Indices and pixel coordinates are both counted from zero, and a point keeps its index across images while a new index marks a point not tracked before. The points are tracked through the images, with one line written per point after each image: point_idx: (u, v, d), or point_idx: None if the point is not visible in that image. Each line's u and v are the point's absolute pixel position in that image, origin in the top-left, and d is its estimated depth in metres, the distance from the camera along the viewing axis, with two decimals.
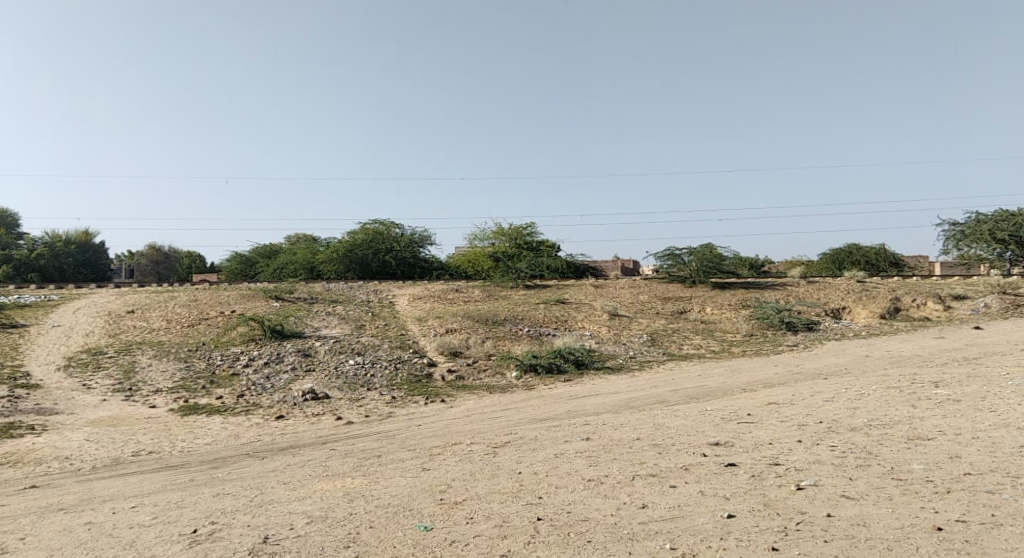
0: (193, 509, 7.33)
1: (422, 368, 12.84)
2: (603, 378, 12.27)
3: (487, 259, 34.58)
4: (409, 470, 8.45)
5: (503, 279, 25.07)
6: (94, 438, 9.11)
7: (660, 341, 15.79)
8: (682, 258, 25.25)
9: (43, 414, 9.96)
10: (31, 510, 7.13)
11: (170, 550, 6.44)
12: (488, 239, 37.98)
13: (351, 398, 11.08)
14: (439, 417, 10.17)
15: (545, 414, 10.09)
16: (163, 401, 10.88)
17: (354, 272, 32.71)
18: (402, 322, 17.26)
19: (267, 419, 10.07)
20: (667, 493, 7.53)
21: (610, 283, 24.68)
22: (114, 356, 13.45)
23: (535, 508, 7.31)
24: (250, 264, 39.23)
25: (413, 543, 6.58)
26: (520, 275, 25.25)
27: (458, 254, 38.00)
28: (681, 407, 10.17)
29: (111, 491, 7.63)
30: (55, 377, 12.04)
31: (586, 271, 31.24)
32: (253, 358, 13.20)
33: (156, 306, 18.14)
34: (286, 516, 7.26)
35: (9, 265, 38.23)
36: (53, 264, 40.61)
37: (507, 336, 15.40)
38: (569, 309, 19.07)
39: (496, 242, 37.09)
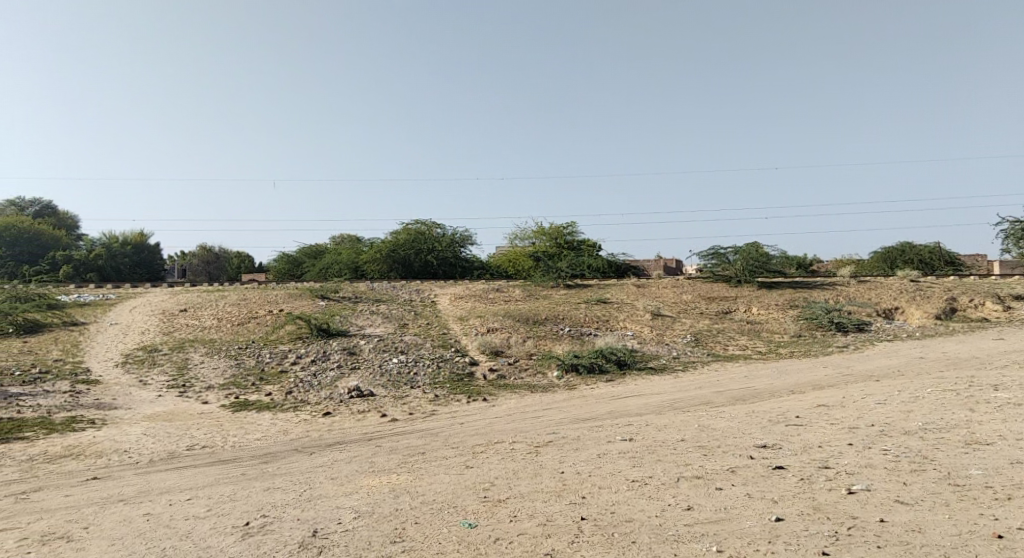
0: (245, 502, 7.54)
1: (463, 367, 12.93)
2: (646, 378, 12.16)
3: (527, 259, 34.51)
4: (453, 468, 8.52)
5: (544, 278, 25.09)
6: (151, 432, 9.42)
7: (704, 341, 15.59)
8: (726, 258, 24.91)
9: (102, 409, 10.34)
10: (94, 500, 7.43)
11: (224, 542, 6.63)
12: (528, 238, 37.91)
13: (395, 396, 11.21)
14: (482, 416, 10.23)
15: (588, 414, 10.06)
16: (214, 397, 11.18)
17: (396, 271, 33.14)
18: (443, 321, 17.40)
19: (314, 416, 10.25)
20: (713, 496, 7.44)
21: (653, 283, 24.41)
22: (168, 353, 13.89)
23: (579, 508, 7.30)
24: (296, 264, 40.01)
25: (458, 540, 6.64)
26: (561, 275, 25.23)
27: (499, 254, 38.07)
28: (727, 409, 10.03)
29: (167, 484, 7.89)
30: (114, 373, 12.49)
31: (628, 271, 30.97)
32: (300, 356, 13.48)
33: (207, 304, 18.65)
34: (334, 510, 7.40)
35: (69, 265, 39.93)
36: (110, 264, 42.20)
37: (549, 336, 15.38)
38: (610, 309, 18.96)
39: (536, 242, 36.98)
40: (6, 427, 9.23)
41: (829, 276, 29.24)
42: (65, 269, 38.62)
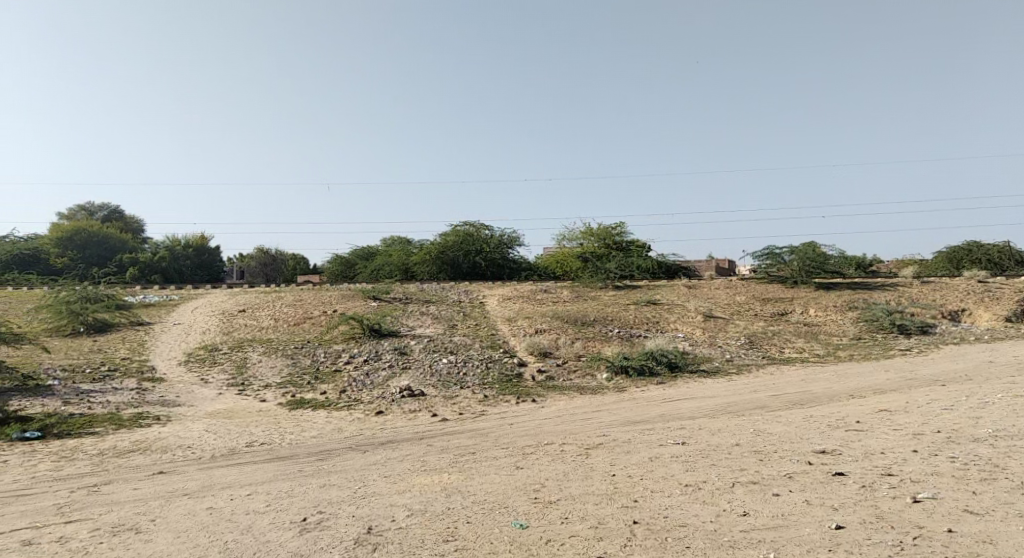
0: (302, 498, 7.71)
1: (512, 368, 12.98)
2: (699, 381, 11.99)
3: (575, 259, 34.29)
4: (503, 468, 8.55)
5: (593, 279, 25.04)
6: (212, 429, 9.73)
7: (759, 344, 15.27)
8: (782, 258, 24.50)
9: (167, 406, 10.73)
10: (160, 494, 7.71)
11: (282, 537, 6.80)
12: (576, 239, 37.69)
13: (446, 396, 11.31)
14: (531, 417, 10.24)
15: (639, 417, 9.98)
16: (272, 395, 11.48)
17: (445, 273, 33.55)
18: (492, 321, 17.48)
19: (367, 414, 10.42)
20: (770, 502, 7.27)
21: (704, 284, 24.03)
22: (228, 352, 14.33)
23: (631, 512, 7.23)
24: (349, 266, 40.81)
25: (510, 540, 6.65)
26: (610, 276, 25.12)
27: (547, 255, 37.98)
28: (784, 413, 9.80)
29: (229, 479, 8.14)
30: (177, 371, 12.96)
31: (679, 271, 30.52)
32: (353, 356, 13.75)
33: (265, 305, 19.17)
34: (388, 508, 7.51)
35: (136, 268, 41.79)
36: (173, 267, 43.75)
37: (597, 337, 15.30)
38: (660, 310, 18.74)
39: (584, 243, 36.63)
40: (79, 422, 9.67)
41: (888, 277, 28.20)
42: (131, 271, 40.46)
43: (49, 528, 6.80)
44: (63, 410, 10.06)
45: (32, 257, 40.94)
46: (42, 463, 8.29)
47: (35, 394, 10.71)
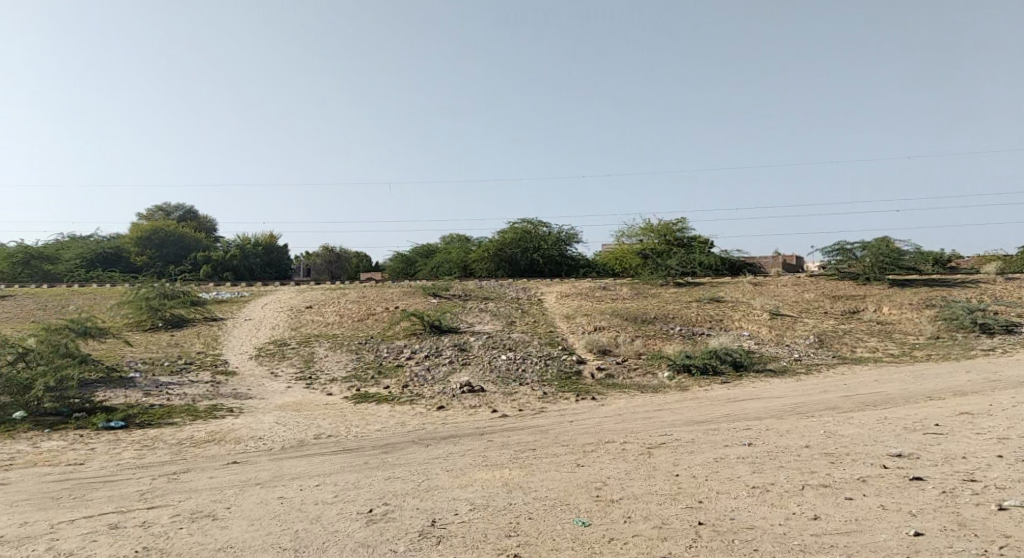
0: (368, 490, 7.89)
1: (571, 365, 12.95)
2: (765, 381, 11.71)
3: (634, 256, 33.82)
4: (564, 465, 8.52)
5: (653, 276, 24.81)
6: (282, 421, 10.07)
7: (829, 343, 14.79)
8: (853, 254, 23.79)
9: (240, 398, 11.16)
10: (234, 483, 8.02)
11: (350, 527, 6.97)
12: (636, 236, 36.59)
13: (506, 392, 11.38)
14: (591, 415, 10.21)
15: (703, 417, 9.82)
16: (338, 389, 11.80)
17: (504, 271, 33.86)
18: (550, 319, 17.50)
19: (429, 409, 10.58)
20: (842, 506, 7.03)
21: (769, 281, 23.39)
22: (296, 347, 14.81)
23: (696, 512, 7.10)
24: (410, 263, 41.59)
25: (573, 538, 6.63)
26: (671, 272, 24.78)
27: (605, 252, 37.63)
28: (857, 415, 9.48)
29: (298, 470, 8.40)
30: (248, 365, 13.48)
31: (743, 269, 29.80)
32: (414, 351, 13.99)
33: (330, 301, 19.71)
34: (451, 501, 7.60)
35: (209, 265, 43.61)
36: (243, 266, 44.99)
37: (658, 335, 15.13)
38: (724, 308, 18.35)
39: (644, 239, 36.03)
40: (158, 413, 10.16)
41: (971, 274, 26.82)
42: (205, 269, 42.27)
43: (133, 513, 7.16)
44: (144, 401, 10.59)
45: (114, 254, 42.48)
46: (126, 451, 8.74)
47: (119, 385, 11.33)
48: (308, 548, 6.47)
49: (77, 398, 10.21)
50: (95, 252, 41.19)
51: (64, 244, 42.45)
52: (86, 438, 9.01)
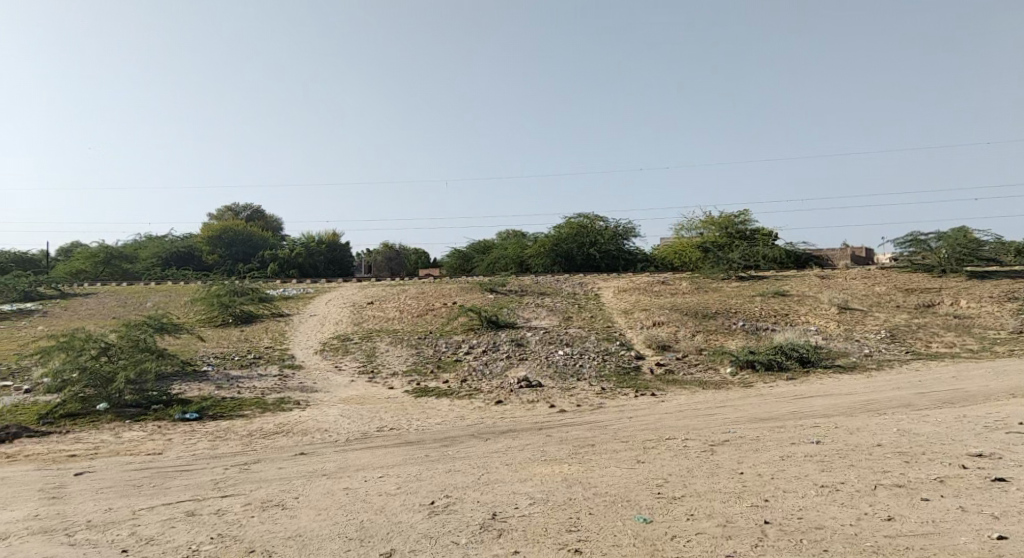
0: (430, 483, 8.03)
1: (629, 361, 12.84)
2: (833, 377, 11.35)
3: (694, 250, 33.13)
4: (624, 461, 8.45)
5: (713, 269, 24.38)
6: (346, 413, 10.37)
7: (902, 338, 14.22)
8: (927, 245, 23.15)
9: (306, 391, 11.55)
10: (302, 473, 8.29)
11: (413, 518, 7.11)
12: (695, 229, 36.00)
13: (563, 387, 11.40)
14: (651, 411, 10.11)
15: (768, 414, 9.60)
16: (399, 383, 12.06)
17: (560, 266, 34.00)
18: (607, 314, 17.40)
19: (487, 403, 10.70)
20: (918, 507, 6.74)
21: (837, 274, 22.60)
22: (358, 342, 15.19)
23: (761, 511, 6.95)
24: (467, 259, 42.11)
25: (634, 534, 6.59)
26: (733, 266, 24.24)
27: (664, 245, 37.02)
28: (933, 412, 9.09)
29: (363, 462, 8.62)
30: (313, 359, 13.93)
31: (808, 262, 28.97)
32: (472, 346, 14.15)
33: (390, 297, 20.13)
34: (512, 495, 7.66)
35: (275, 263, 44.96)
36: (308, 263, 46.10)
37: (719, 331, 14.84)
38: (789, 302, 17.86)
39: (704, 231, 35.14)
40: (230, 405, 10.61)
41: None
42: (273, 266, 43.65)
43: (208, 501, 7.50)
44: (217, 394, 11.08)
45: (189, 253, 44.51)
46: (200, 441, 9.14)
47: (194, 378, 11.89)
48: (373, 538, 6.64)
49: (155, 390, 10.77)
50: (171, 250, 43.25)
51: (141, 244, 44.81)
52: (163, 429, 9.48)
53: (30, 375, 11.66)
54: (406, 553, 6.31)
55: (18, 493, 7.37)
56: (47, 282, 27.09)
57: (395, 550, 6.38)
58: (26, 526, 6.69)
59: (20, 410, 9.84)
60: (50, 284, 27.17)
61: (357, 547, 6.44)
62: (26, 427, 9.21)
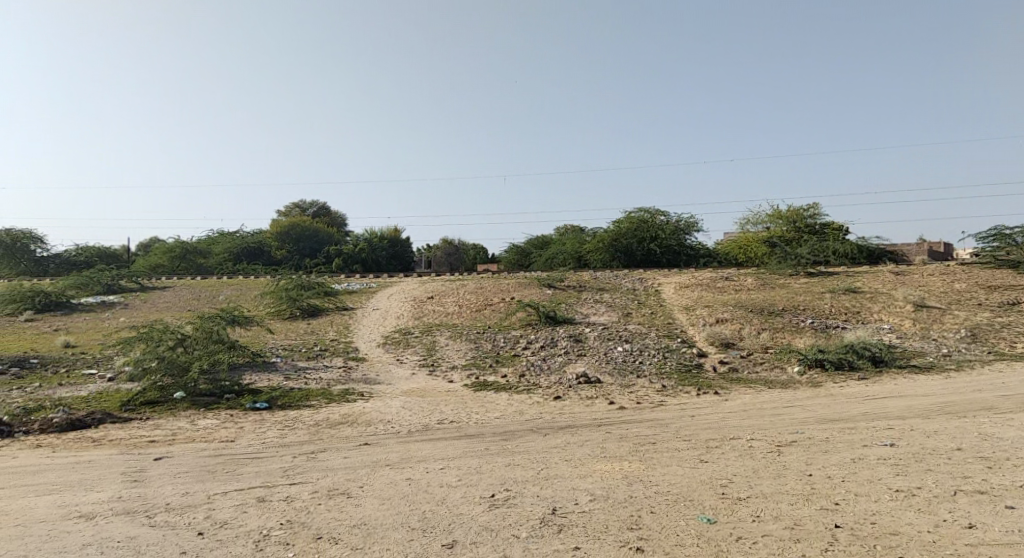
0: (490, 476, 8.09)
1: (691, 359, 12.63)
2: (908, 377, 10.90)
3: (761, 245, 32.34)
4: (686, 460, 8.31)
5: (780, 265, 23.78)
6: (408, 406, 10.55)
7: (983, 338, 13.51)
8: (1013, 240, 22.15)
9: (369, 383, 11.81)
10: (365, 463, 8.48)
11: (474, 511, 7.19)
12: (761, 222, 35.03)
13: (622, 384, 11.31)
14: (714, 410, 9.94)
15: (838, 415, 9.32)
16: (458, 376, 12.21)
17: (619, 261, 33.81)
18: (668, 310, 17.15)
19: (546, 399, 10.72)
20: (1003, 515, 6.41)
21: (913, 270, 21.62)
22: (419, 336, 15.43)
23: (832, 515, 6.73)
24: (525, 255, 42.41)
25: (697, 534, 6.48)
26: (801, 262, 23.47)
27: (727, 241, 36.10)
28: (1018, 416, 8.63)
29: (424, 453, 8.77)
30: (376, 351, 14.25)
31: (882, 257, 27.84)
32: (531, 341, 14.18)
33: (450, 292, 20.36)
34: (571, 491, 7.64)
35: (341, 258, 46.12)
36: (372, 257, 47.04)
37: (787, 329, 14.46)
38: (861, 299, 17.20)
39: (772, 226, 34.04)
40: (297, 396, 10.94)
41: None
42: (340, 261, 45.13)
43: (278, 488, 7.76)
44: (285, 384, 11.45)
45: (258, 249, 45.16)
46: (270, 430, 9.46)
47: (263, 369, 12.33)
48: (435, 529, 6.74)
49: (227, 380, 11.21)
50: (242, 245, 44.26)
51: (214, 239, 46.15)
52: (236, 417, 9.85)
53: (113, 364, 12.35)
54: (467, 545, 6.38)
55: (104, 475, 7.80)
56: (129, 276, 28.56)
57: (456, 542, 6.45)
58: (111, 507, 7.06)
59: (105, 396, 10.39)
60: (131, 276, 28.63)
61: (419, 537, 6.56)
62: (110, 414, 9.72)
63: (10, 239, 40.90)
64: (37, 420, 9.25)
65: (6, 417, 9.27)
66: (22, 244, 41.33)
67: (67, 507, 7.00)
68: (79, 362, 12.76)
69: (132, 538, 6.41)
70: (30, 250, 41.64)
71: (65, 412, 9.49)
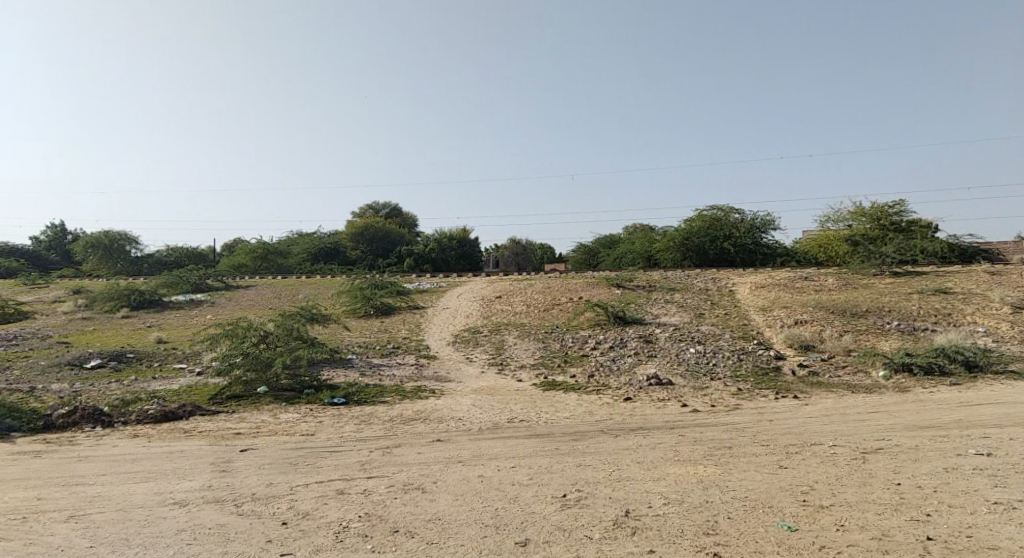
0: (562, 476, 8.08)
1: (767, 361, 12.32)
2: (1004, 384, 10.29)
3: (842, 244, 31.16)
4: (765, 466, 8.10)
5: (863, 265, 22.89)
6: (478, 403, 10.69)
7: None
8: None
9: (440, 381, 12.02)
10: (439, 459, 8.64)
11: (546, 510, 7.20)
12: (843, 220, 33.65)
13: (695, 387, 11.12)
14: (793, 414, 9.66)
15: (928, 422, 8.90)
16: (527, 376, 12.27)
17: (691, 260, 33.48)
18: (743, 311, 16.76)
19: (616, 400, 10.65)
20: None
21: (1012, 270, 20.33)
22: (487, 334, 15.61)
23: (923, 526, 6.42)
24: (593, 254, 42.27)
25: (778, 542, 6.31)
26: (885, 260, 22.53)
27: (806, 239, 34.88)
28: None
29: (495, 451, 8.85)
30: (446, 350, 14.50)
31: (975, 255, 26.50)
32: (599, 342, 14.12)
33: (517, 291, 20.48)
34: (645, 493, 7.54)
35: (411, 258, 46.80)
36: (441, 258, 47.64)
37: (872, 331, 13.93)
38: (952, 301, 16.30)
39: (853, 224, 32.70)
40: (372, 392, 11.24)
41: None
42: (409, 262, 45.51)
43: (355, 481, 7.98)
44: (362, 381, 11.79)
45: (333, 249, 46.50)
46: (348, 425, 9.75)
47: (339, 365, 12.73)
48: (508, 526, 6.81)
49: (307, 376, 11.62)
50: (319, 247, 45.65)
51: (294, 240, 48.01)
52: (315, 411, 10.21)
53: (202, 359, 13.02)
54: (540, 544, 6.41)
55: (194, 465, 8.22)
56: (215, 275, 30.00)
57: (529, 540, 6.49)
58: (202, 495, 7.43)
59: (194, 390, 10.96)
60: (217, 276, 30.09)
61: (493, 534, 6.63)
62: (200, 406, 10.25)
63: (108, 239, 43.61)
64: (134, 411, 9.85)
65: (107, 408, 9.93)
66: (119, 244, 44.05)
67: (163, 494, 7.42)
68: (172, 356, 13.53)
69: (222, 525, 6.72)
70: (126, 250, 44.33)
71: (158, 404, 10.07)
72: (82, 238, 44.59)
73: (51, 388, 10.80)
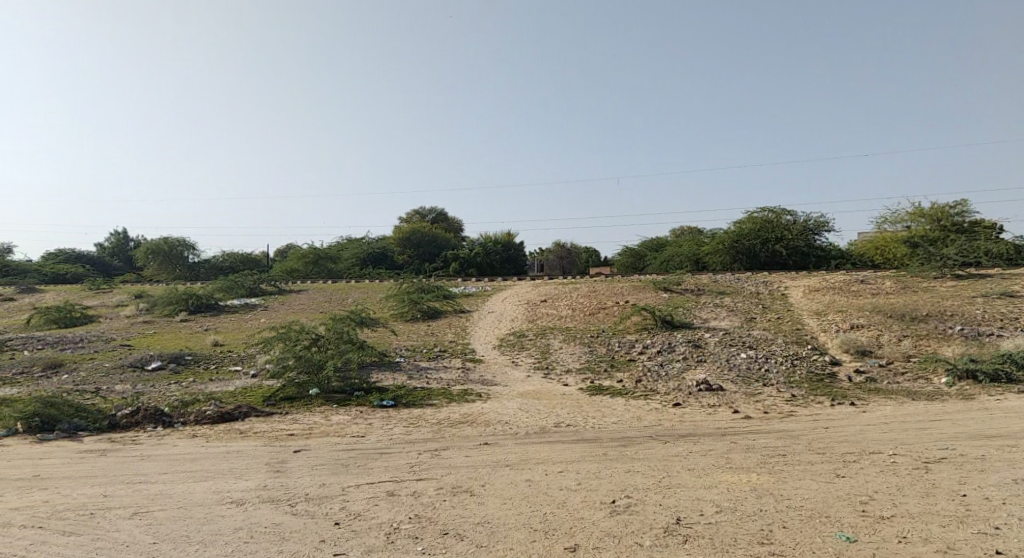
0: (610, 481, 8.02)
1: (823, 367, 12.02)
2: None
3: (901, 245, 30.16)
4: (821, 474, 7.91)
5: (922, 268, 22.16)
6: (524, 407, 10.71)
7: None
8: None
9: (487, 384, 12.09)
10: (486, 462, 8.67)
11: (595, 515, 7.16)
12: (901, 221, 32.58)
13: (747, 393, 10.92)
14: (850, 422, 9.41)
15: (995, 432, 8.54)
16: (573, 380, 12.24)
17: (741, 263, 32.69)
18: (796, 315, 16.38)
19: (665, 405, 10.54)
20: None
21: None
22: (533, 338, 15.64)
23: (991, 540, 6.17)
24: (639, 257, 41.93)
25: (836, 553, 6.15)
26: (946, 262, 21.80)
27: (862, 241, 33.89)
28: None
29: (542, 456, 8.85)
30: (492, 353, 14.58)
31: None
32: (646, 346, 14.00)
33: (562, 295, 20.44)
34: (695, 500, 7.44)
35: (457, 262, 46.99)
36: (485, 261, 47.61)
37: (933, 337, 13.44)
38: (1020, 305, 15.58)
39: (913, 225, 31.63)
40: (420, 395, 11.36)
41: None
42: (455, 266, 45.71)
43: (405, 483, 8.08)
44: (410, 383, 11.95)
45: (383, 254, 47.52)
46: (397, 427, 9.88)
47: (387, 368, 12.92)
48: (557, 531, 6.79)
49: (357, 379, 11.81)
50: (367, 251, 46.68)
51: (342, 245, 48.95)
52: (365, 414, 10.38)
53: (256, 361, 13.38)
54: (590, 550, 6.39)
55: (250, 465, 8.44)
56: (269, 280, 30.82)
57: (579, 545, 6.47)
58: (257, 495, 7.62)
59: (249, 391, 11.27)
60: (271, 281, 30.87)
61: (542, 538, 6.63)
62: (255, 407, 10.53)
63: (167, 246, 45.18)
64: (192, 412, 10.18)
65: (167, 409, 10.28)
66: (177, 250, 45.60)
67: (221, 493, 7.64)
68: (229, 358, 13.95)
69: (277, 524, 6.89)
70: (183, 256, 45.87)
71: (216, 405, 10.39)
72: (143, 244, 46.43)
73: (116, 389, 11.25)
